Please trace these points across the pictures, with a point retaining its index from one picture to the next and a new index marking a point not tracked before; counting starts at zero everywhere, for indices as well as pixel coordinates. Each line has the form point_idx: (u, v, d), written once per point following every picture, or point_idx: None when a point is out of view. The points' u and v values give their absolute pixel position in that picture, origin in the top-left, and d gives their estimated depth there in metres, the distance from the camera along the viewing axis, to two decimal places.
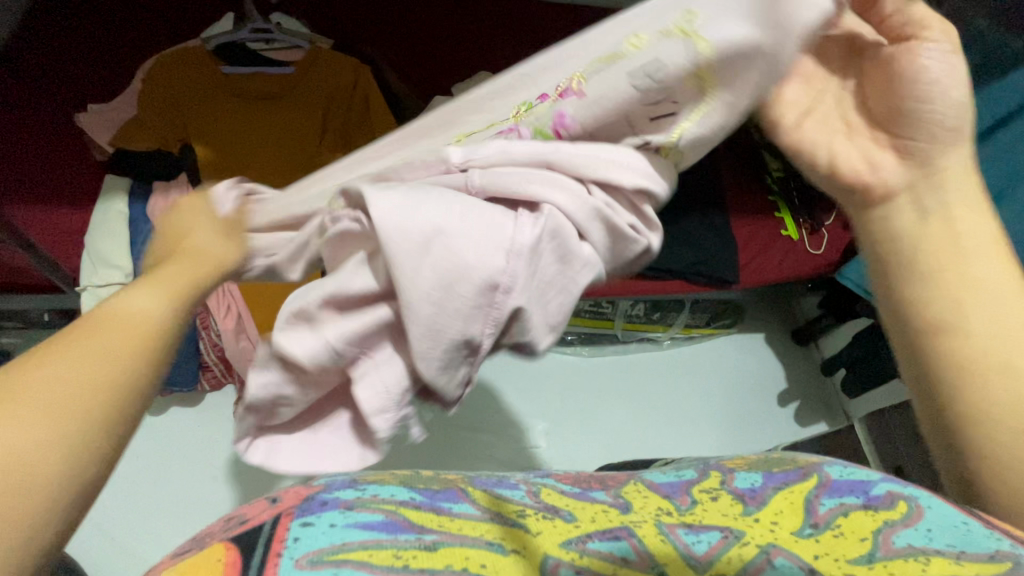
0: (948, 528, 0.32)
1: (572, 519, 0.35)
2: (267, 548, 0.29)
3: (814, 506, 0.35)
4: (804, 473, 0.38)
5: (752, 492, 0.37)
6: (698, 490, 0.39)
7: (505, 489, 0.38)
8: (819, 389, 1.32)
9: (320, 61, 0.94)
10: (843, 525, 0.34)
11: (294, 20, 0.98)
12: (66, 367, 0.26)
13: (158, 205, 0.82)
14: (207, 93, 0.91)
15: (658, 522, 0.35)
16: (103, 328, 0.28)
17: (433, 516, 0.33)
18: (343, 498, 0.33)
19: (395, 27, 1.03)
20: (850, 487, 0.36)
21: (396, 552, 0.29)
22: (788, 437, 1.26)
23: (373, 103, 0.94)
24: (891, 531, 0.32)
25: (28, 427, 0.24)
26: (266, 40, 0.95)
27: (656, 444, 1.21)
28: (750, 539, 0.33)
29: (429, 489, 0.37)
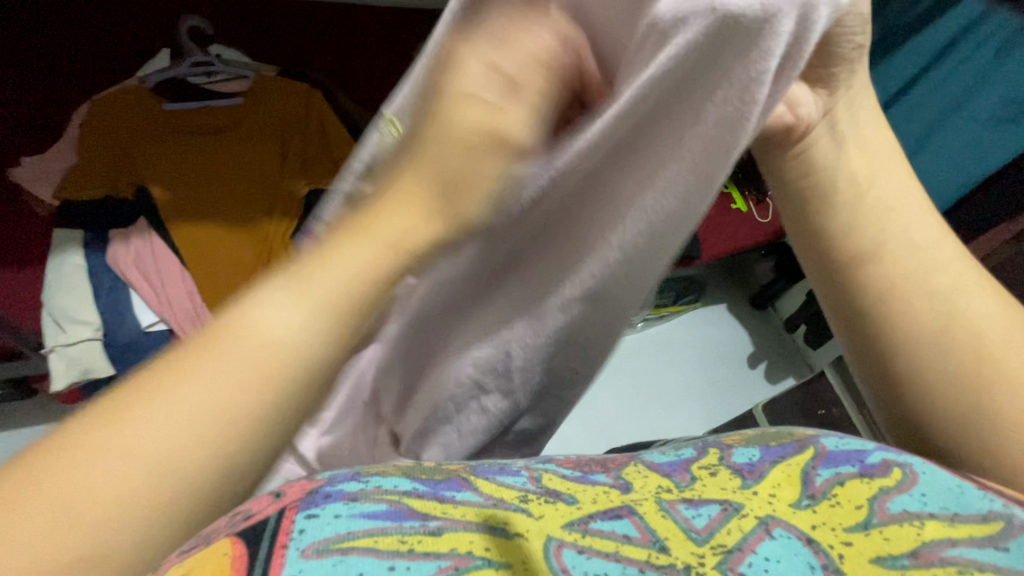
0: (941, 489, 0.29)
1: (575, 500, 0.28)
2: (270, 543, 0.24)
3: (811, 476, 0.30)
4: (798, 444, 0.32)
5: (750, 465, 0.31)
6: (697, 467, 0.31)
7: (507, 475, 0.30)
8: (783, 347, 1.41)
9: (268, 90, 0.94)
10: (839, 494, 0.29)
11: (234, 52, 0.97)
12: (181, 414, 0.19)
13: (118, 254, 0.78)
14: (153, 133, 0.88)
15: (658, 498, 0.28)
16: (224, 358, 0.19)
17: (435, 503, 0.26)
18: (347, 490, 0.26)
19: (336, 43, 1.01)
20: (845, 456, 0.31)
21: (401, 538, 0.24)
22: (762, 395, 1.34)
23: (331, 127, 0.94)
24: (887, 496, 0.28)
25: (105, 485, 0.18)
26: (208, 73, 0.95)
27: (644, 421, 1.26)
28: (749, 510, 0.28)
29: (431, 477, 0.29)
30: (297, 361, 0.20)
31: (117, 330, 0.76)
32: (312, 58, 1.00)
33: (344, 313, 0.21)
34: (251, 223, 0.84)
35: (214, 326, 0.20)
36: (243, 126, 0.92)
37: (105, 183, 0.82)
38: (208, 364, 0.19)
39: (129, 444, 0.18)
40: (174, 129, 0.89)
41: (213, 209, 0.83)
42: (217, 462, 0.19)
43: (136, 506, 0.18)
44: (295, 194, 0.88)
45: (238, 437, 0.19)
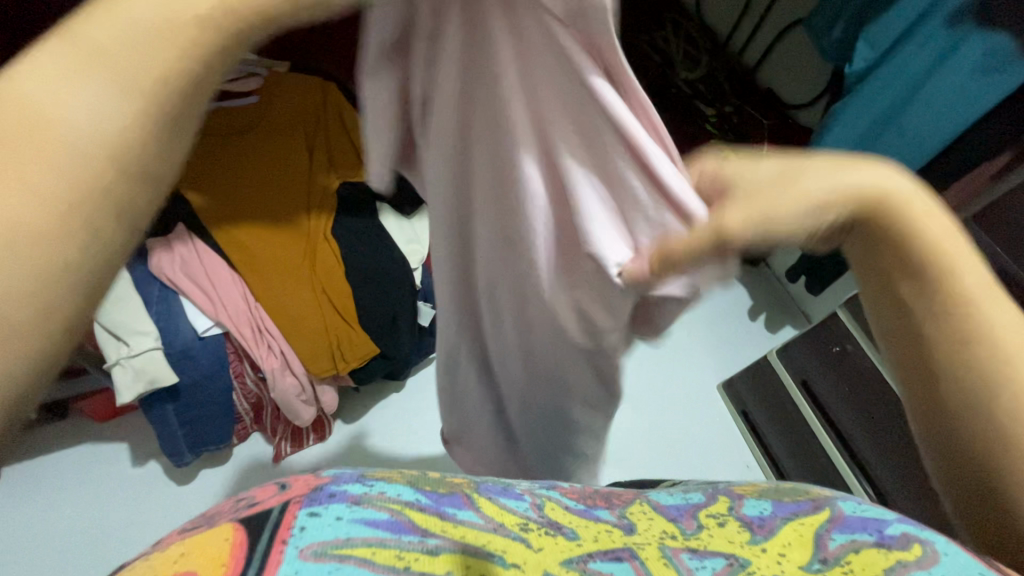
0: (958, 569, 0.35)
1: (575, 535, 0.39)
2: (268, 540, 0.31)
3: (825, 541, 0.40)
4: (814, 505, 0.44)
5: (761, 521, 0.43)
6: (706, 515, 0.44)
7: (511, 500, 0.43)
8: (780, 298, 1.50)
9: (282, 86, 0.94)
10: (850, 560, 0.37)
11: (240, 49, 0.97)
12: None
13: (164, 262, 0.77)
14: None
15: (662, 545, 0.39)
16: None
17: (436, 519, 0.36)
18: (352, 494, 0.36)
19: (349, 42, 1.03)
20: (862, 526, 0.40)
21: (398, 552, 0.32)
22: (766, 345, 1.43)
23: (351, 120, 0.94)
24: (904, 567, 0.36)
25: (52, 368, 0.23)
26: None
27: (662, 381, 1.34)
28: (755, 567, 0.37)
29: (436, 495, 0.40)
30: (113, 146, 0.19)
31: (174, 337, 0.76)
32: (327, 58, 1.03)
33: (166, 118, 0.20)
34: (287, 219, 0.83)
35: None
36: (263, 125, 0.91)
37: None
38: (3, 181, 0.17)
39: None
40: None
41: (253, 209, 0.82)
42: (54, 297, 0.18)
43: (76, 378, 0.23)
44: (327, 187, 0.89)
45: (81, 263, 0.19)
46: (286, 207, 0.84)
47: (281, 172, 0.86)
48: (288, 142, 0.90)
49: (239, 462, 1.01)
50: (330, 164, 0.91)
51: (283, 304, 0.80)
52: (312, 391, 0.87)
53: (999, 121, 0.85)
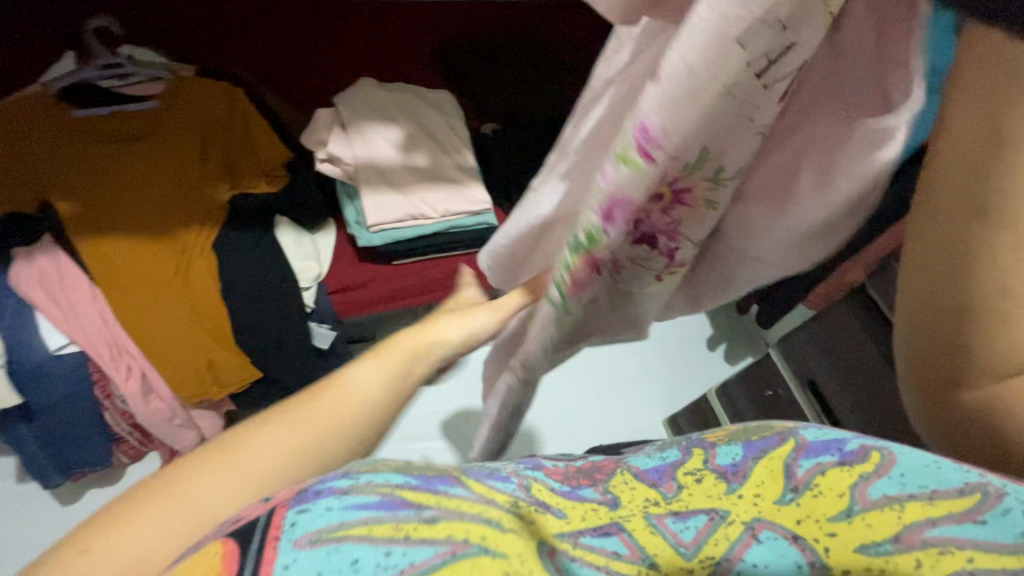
0: (921, 467, 0.26)
1: (564, 514, 0.26)
2: (261, 538, 0.22)
3: (791, 468, 0.27)
4: (778, 436, 0.29)
5: (730, 463, 0.29)
6: (683, 470, 0.29)
7: (497, 480, 0.28)
8: (740, 326, 1.41)
9: (185, 91, 0.89)
10: (820, 484, 0.26)
11: (146, 49, 0.92)
12: (274, 438, 0.29)
13: (23, 275, 0.74)
14: (60, 140, 0.82)
15: (644, 512, 0.27)
16: (343, 400, 0.32)
17: (429, 493, 0.25)
18: (337, 484, 0.25)
19: (267, 49, 1.00)
20: (826, 443, 0.28)
21: (396, 525, 0.23)
22: (722, 376, 1.34)
23: (255, 128, 0.90)
24: (866, 482, 0.26)
25: (264, 442, 0.29)
26: (119, 75, 0.87)
27: (604, 412, 1.26)
28: (733, 515, 0.26)
29: (422, 470, 0.28)
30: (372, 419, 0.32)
31: (25, 354, 0.72)
32: (239, 60, 0.98)
33: (395, 390, 0.34)
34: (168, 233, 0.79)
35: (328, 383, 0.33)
36: (159, 129, 0.87)
37: (10, 198, 0.77)
38: (303, 414, 0.30)
39: (285, 437, 0.29)
40: (82, 135, 0.84)
41: (127, 219, 0.78)
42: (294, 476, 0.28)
43: (254, 476, 0.27)
44: (216, 200, 0.84)
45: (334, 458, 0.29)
46: (166, 219, 0.80)
47: (167, 181, 0.82)
48: (180, 148, 0.85)
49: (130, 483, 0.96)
50: (226, 174, 0.87)
51: (146, 323, 0.75)
52: (187, 415, 0.82)
53: None
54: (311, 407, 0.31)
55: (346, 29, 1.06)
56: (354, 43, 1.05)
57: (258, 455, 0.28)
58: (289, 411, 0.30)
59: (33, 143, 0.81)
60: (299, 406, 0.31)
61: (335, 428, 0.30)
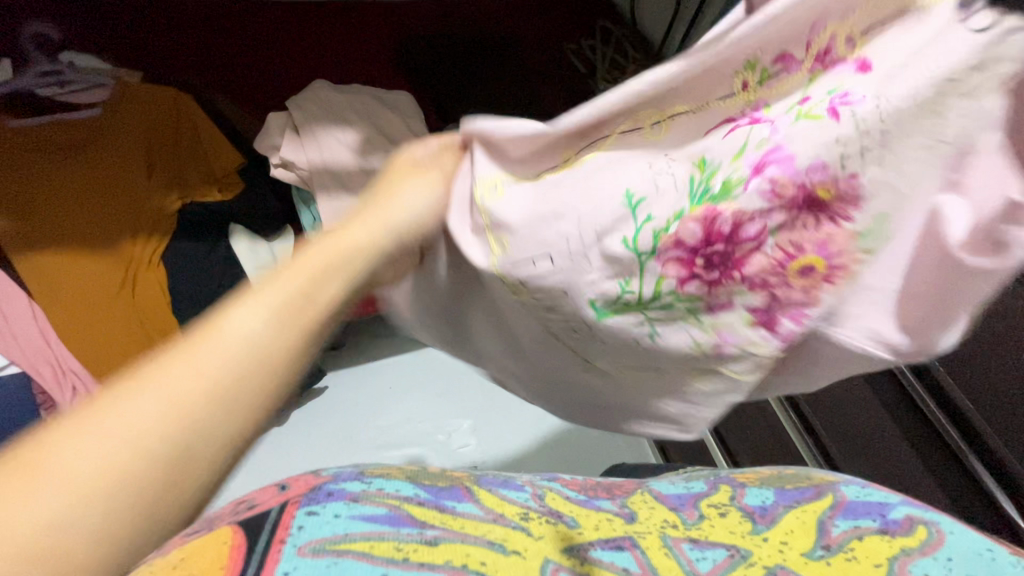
0: (974, 557, 0.34)
1: (578, 525, 0.35)
2: (265, 540, 0.28)
3: (828, 527, 0.37)
4: (819, 492, 0.41)
5: (763, 510, 0.40)
6: (706, 504, 0.41)
7: (510, 490, 0.38)
8: None
9: (132, 98, 0.86)
10: (857, 549, 0.35)
11: (89, 55, 0.88)
12: (101, 442, 0.21)
13: None
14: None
15: (664, 534, 0.36)
16: (203, 354, 0.24)
17: (433, 511, 0.32)
18: (348, 491, 0.32)
19: (218, 52, 0.96)
20: (868, 510, 0.38)
21: (396, 544, 0.28)
22: None
23: (205, 134, 0.87)
24: (910, 558, 0.34)
25: (88, 445, 0.21)
26: (59, 85, 0.84)
27: None
28: (756, 560, 0.34)
29: (432, 486, 0.35)
30: (256, 356, 0.25)
31: None
32: (188, 66, 0.94)
33: (303, 321, 0.28)
34: (112, 247, 0.77)
35: (186, 339, 0.25)
36: (101, 139, 0.83)
37: None
38: (137, 395, 0.23)
39: (123, 426, 0.22)
40: (18, 146, 0.80)
41: (67, 233, 0.76)
42: (185, 460, 0.23)
43: (114, 499, 0.21)
44: (164, 209, 0.82)
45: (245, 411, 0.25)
46: (109, 234, 0.77)
47: (109, 193, 0.79)
48: (126, 157, 0.82)
49: None
50: (175, 182, 0.84)
51: (96, 343, 0.75)
52: None
53: None
54: (176, 359, 0.24)
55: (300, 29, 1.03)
56: (307, 44, 1.02)
57: (87, 470, 0.21)
58: (119, 393, 0.23)
59: None
60: (127, 391, 0.23)
61: (203, 393, 0.24)
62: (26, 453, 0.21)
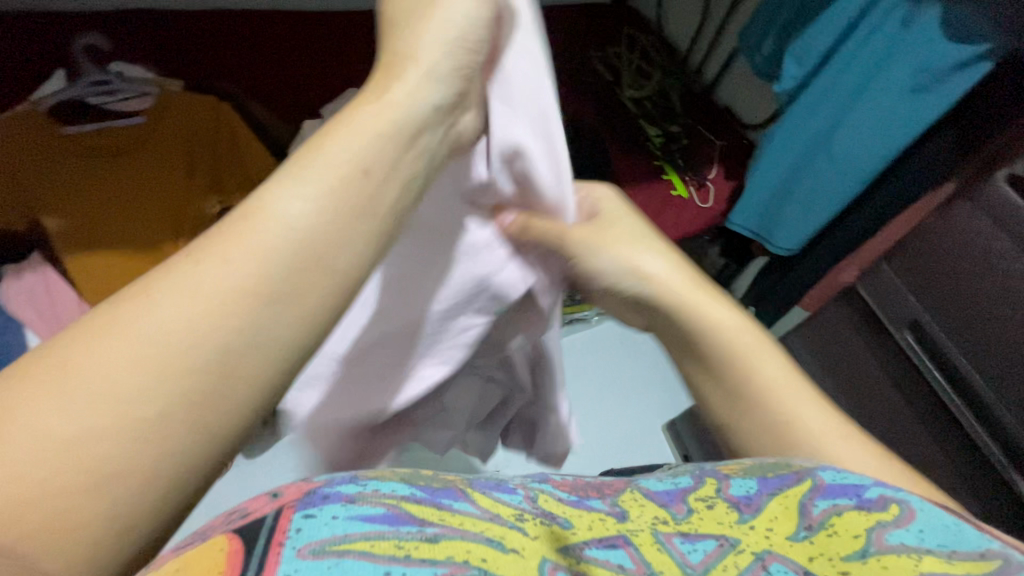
0: (939, 529, 0.29)
1: (570, 524, 0.29)
2: (264, 543, 0.22)
3: (808, 508, 0.31)
4: (797, 475, 0.34)
5: (747, 498, 0.33)
6: (693, 497, 0.33)
7: (504, 492, 0.30)
8: None
9: (174, 105, 0.89)
10: (837, 524, 0.30)
11: (136, 66, 0.93)
12: (162, 326, 0.21)
13: (16, 291, 0.77)
14: (49, 157, 0.83)
15: (654, 530, 0.30)
16: (257, 242, 0.23)
17: (432, 509, 0.26)
18: (344, 492, 0.25)
19: (257, 60, 1.00)
20: (844, 490, 0.32)
21: (397, 543, 0.23)
22: None
23: (243, 142, 0.91)
24: (884, 529, 0.29)
25: (155, 331, 0.21)
26: (109, 92, 0.88)
27: None
28: (743, 546, 0.30)
29: (429, 485, 0.28)
30: (310, 252, 0.24)
31: None
32: (227, 74, 0.97)
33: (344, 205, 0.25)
34: (156, 248, 0.82)
35: (242, 215, 0.24)
36: (145, 144, 0.87)
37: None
38: (207, 272, 0.23)
39: (187, 308, 0.22)
40: (69, 151, 0.84)
41: (116, 236, 0.81)
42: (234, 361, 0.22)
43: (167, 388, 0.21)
44: (204, 213, 0.88)
45: (303, 294, 0.23)
46: (155, 237, 0.83)
47: (154, 198, 0.84)
48: (169, 162, 0.86)
49: None
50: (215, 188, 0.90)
51: None
52: None
53: (937, 147, 0.78)
54: (241, 234, 0.23)
55: (335, 38, 1.06)
56: (341, 52, 1.06)
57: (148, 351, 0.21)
58: (198, 261, 0.23)
59: (22, 160, 0.82)
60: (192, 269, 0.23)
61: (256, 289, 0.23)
62: (101, 316, 0.22)
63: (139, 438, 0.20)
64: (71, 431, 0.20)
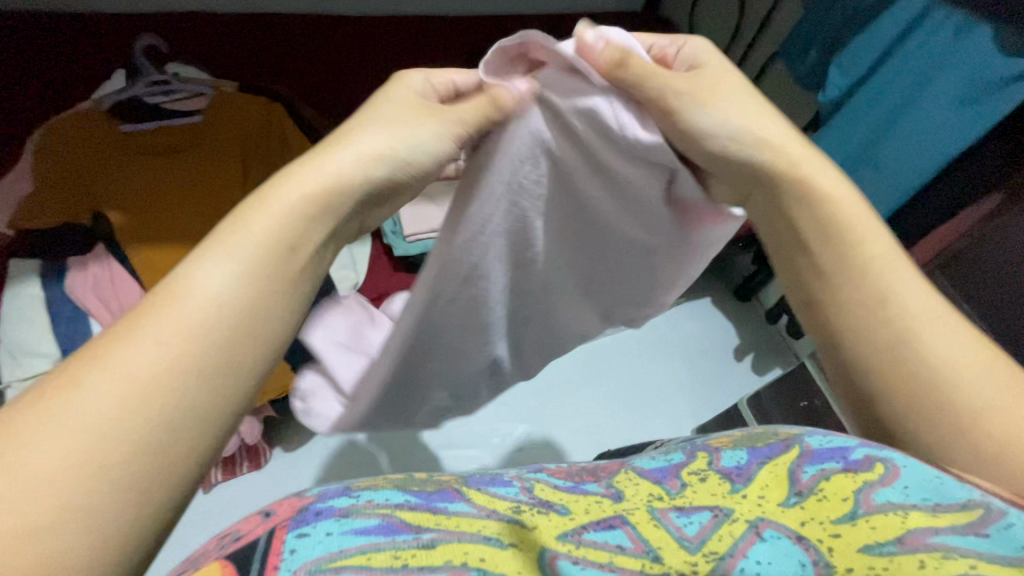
0: (924, 480, 0.28)
1: (568, 511, 0.29)
2: (261, 564, 0.24)
3: (797, 475, 0.30)
4: (785, 443, 0.33)
5: (738, 468, 0.32)
6: (688, 473, 0.33)
7: (500, 487, 0.32)
8: (767, 336, 1.40)
9: (228, 105, 0.92)
10: (826, 489, 0.29)
11: (190, 67, 0.96)
12: (94, 409, 0.23)
13: (74, 283, 0.79)
14: (110, 155, 0.86)
15: (651, 507, 0.30)
16: (174, 315, 0.26)
17: (428, 515, 0.27)
18: (337, 506, 0.27)
19: (306, 63, 1.03)
20: (830, 453, 0.31)
21: (395, 553, 0.24)
22: (750, 388, 1.33)
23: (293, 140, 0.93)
24: (870, 488, 0.28)
25: (89, 411, 0.23)
26: (166, 92, 0.91)
27: (632, 424, 1.25)
28: (737, 514, 0.28)
29: (423, 490, 0.30)
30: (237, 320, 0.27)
31: None
32: (279, 76, 1.00)
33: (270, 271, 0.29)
34: None
35: (161, 296, 0.27)
36: (201, 143, 0.90)
37: (63, 210, 0.80)
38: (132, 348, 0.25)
39: (118, 382, 0.24)
40: (130, 151, 0.88)
41: (175, 231, 0.84)
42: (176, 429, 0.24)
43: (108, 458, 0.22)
44: None
45: (226, 360, 0.26)
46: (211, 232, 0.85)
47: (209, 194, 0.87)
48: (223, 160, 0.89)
49: None
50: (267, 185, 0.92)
51: None
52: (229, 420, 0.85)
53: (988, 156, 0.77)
54: (166, 310, 0.26)
55: (381, 43, 1.09)
56: (387, 56, 1.08)
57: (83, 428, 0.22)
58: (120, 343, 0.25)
59: (84, 156, 0.84)
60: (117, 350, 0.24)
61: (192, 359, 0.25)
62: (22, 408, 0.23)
63: (113, 491, 0.22)
64: (45, 507, 0.21)
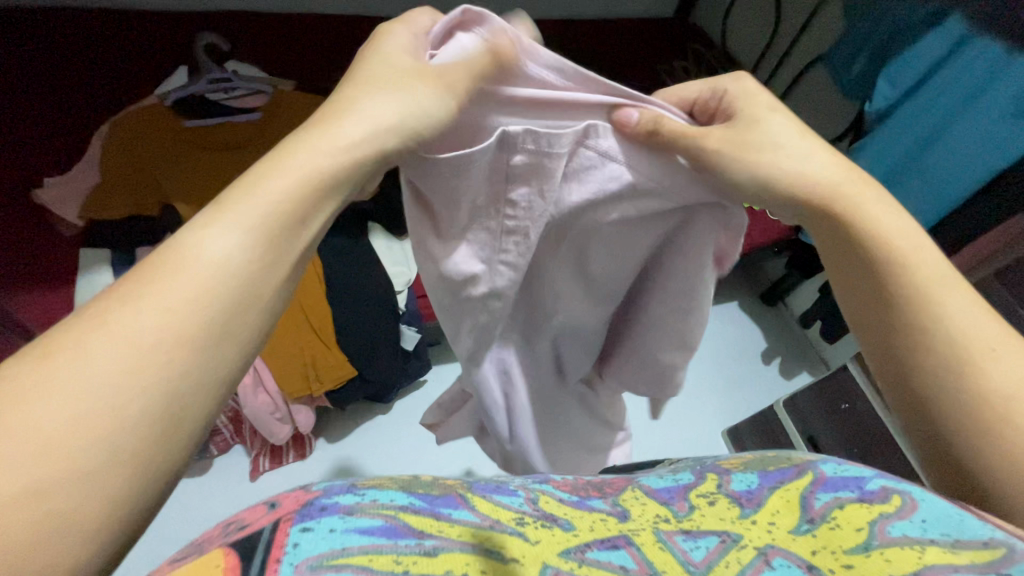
0: (944, 515, 0.26)
1: (572, 527, 0.27)
2: (261, 556, 0.21)
3: (809, 501, 0.29)
4: (797, 469, 0.32)
5: (748, 493, 0.30)
6: (695, 495, 0.31)
7: (504, 495, 0.30)
8: (795, 340, 1.42)
9: (287, 103, 0.95)
10: (839, 517, 0.27)
11: (248, 65, 0.99)
12: (79, 378, 0.19)
13: None
14: (173, 149, 0.88)
15: (656, 529, 0.28)
16: (175, 275, 0.22)
17: (431, 520, 0.25)
18: (342, 503, 0.25)
19: None
20: (844, 482, 0.29)
21: (396, 557, 0.22)
22: (778, 391, 1.35)
23: None
24: (886, 520, 0.26)
25: (80, 382, 0.19)
26: (226, 90, 0.93)
27: (662, 422, 1.28)
28: (746, 541, 0.27)
29: (427, 492, 0.28)
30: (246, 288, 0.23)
31: None
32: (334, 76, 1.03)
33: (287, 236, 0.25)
34: None
35: (163, 256, 0.23)
36: (260, 140, 0.92)
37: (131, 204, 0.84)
38: (130, 313, 0.21)
39: (111, 349, 0.20)
40: (192, 145, 0.89)
41: None
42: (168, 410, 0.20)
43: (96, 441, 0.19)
44: None
45: (237, 335, 0.23)
46: None
47: None
48: None
49: (216, 472, 1.00)
50: None
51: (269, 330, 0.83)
52: (286, 409, 0.87)
53: None
54: (174, 269, 0.22)
55: None
56: None
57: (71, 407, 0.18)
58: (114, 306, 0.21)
59: (150, 151, 0.87)
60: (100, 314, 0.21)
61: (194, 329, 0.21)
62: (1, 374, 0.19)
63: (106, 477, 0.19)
64: (47, 484, 0.17)
